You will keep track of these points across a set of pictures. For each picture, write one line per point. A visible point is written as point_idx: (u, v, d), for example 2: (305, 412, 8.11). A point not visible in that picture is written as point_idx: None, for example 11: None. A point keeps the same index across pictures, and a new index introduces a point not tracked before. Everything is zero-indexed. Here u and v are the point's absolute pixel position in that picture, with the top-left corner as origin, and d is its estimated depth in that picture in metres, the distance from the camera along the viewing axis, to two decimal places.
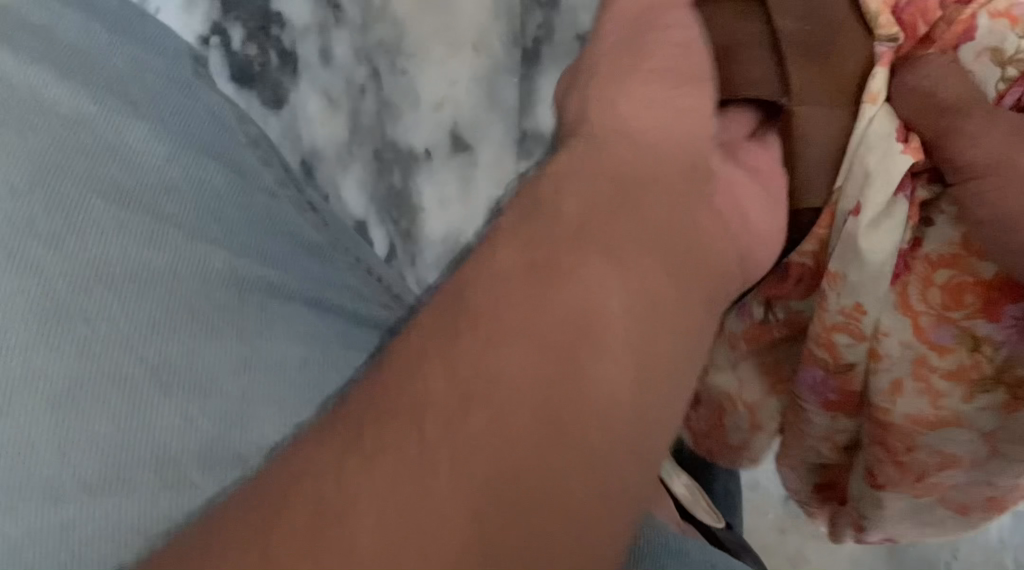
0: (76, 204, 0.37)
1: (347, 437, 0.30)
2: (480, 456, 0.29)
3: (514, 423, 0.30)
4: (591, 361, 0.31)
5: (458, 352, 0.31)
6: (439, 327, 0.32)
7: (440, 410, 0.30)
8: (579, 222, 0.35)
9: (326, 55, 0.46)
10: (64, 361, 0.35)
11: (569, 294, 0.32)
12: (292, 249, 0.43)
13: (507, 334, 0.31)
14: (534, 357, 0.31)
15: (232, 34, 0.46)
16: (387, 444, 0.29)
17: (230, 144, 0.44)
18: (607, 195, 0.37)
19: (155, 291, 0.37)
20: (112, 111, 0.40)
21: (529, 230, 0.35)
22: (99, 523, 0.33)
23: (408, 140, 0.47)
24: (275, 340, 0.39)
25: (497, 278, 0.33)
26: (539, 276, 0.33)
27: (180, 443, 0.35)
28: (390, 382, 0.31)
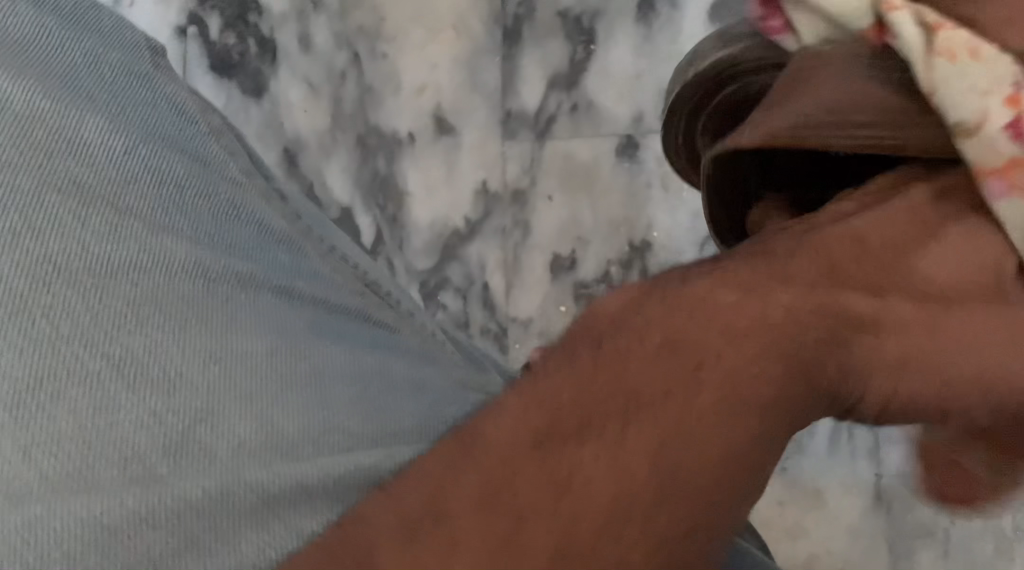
0: (31, 198, 0.37)
1: (483, 494, 0.32)
2: (624, 526, 0.31)
3: (632, 510, 0.32)
4: (721, 434, 0.34)
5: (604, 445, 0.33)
6: (588, 379, 0.34)
7: (597, 467, 0.32)
8: (679, 327, 0.36)
9: (305, 41, 0.65)
10: (25, 361, 0.34)
11: (700, 405, 0.34)
12: (260, 239, 0.42)
13: (662, 428, 0.33)
14: (664, 465, 0.33)
15: (210, 24, 0.64)
16: (539, 523, 0.31)
17: (192, 134, 0.43)
18: (747, 400, 0.34)
19: (118, 285, 0.36)
20: (68, 102, 0.39)
21: (673, 342, 0.35)
22: (66, 522, 0.32)
23: (394, 126, 0.65)
24: (244, 329, 0.38)
25: (642, 461, 0.33)
26: (684, 372, 0.35)
27: (145, 439, 0.34)
28: (523, 488, 0.32)
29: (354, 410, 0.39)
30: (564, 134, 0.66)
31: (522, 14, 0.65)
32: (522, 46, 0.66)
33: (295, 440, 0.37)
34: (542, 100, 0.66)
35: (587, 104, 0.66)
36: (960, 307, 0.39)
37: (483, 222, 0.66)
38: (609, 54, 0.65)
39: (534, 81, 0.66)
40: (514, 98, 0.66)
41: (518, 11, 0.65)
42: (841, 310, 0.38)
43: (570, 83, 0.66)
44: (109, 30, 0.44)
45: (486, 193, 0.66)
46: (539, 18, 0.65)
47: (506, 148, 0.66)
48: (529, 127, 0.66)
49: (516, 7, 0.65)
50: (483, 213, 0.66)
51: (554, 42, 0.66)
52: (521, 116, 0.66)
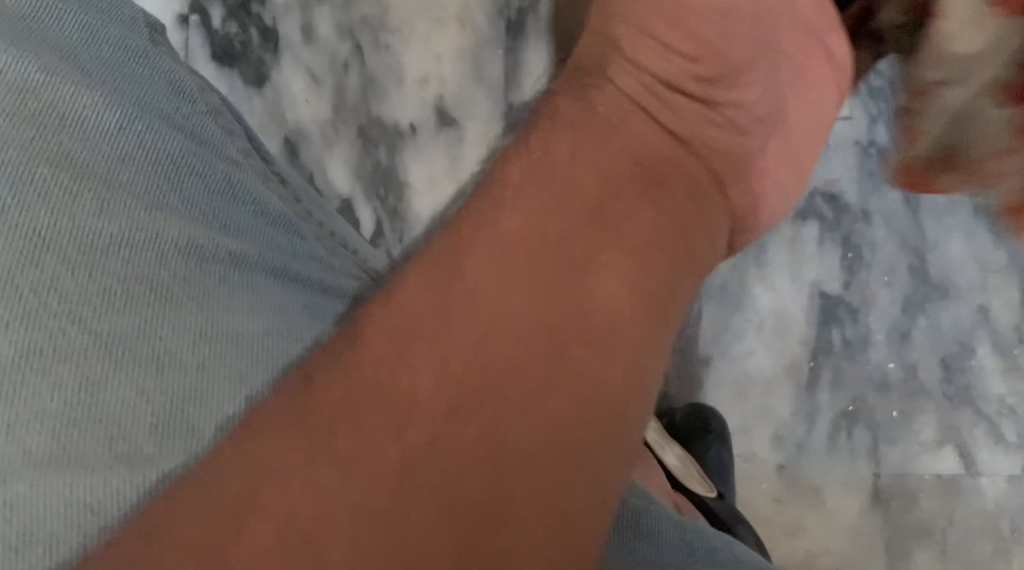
0: (22, 171, 0.36)
1: (293, 446, 0.31)
2: (430, 458, 0.30)
3: (443, 503, 0.30)
4: (573, 353, 0.32)
5: (394, 369, 0.32)
6: (449, 314, 0.33)
7: (420, 456, 0.30)
8: (525, 231, 0.34)
9: (308, 30, 0.54)
10: (12, 337, 0.33)
11: (570, 380, 0.32)
12: (256, 220, 0.42)
13: (509, 364, 0.32)
14: (483, 382, 0.31)
15: (213, 11, 0.54)
16: (351, 439, 0.31)
17: (189, 112, 0.42)
18: (521, 303, 0.33)
19: (110, 262, 0.36)
20: (62, 74, 0.39)
21: (511, 298, 0.33)
22: (50, 500, 0.32)
23: (395, 117, 0.57)
24: (237, 310, 0.37)
25: (441, 378, 0.31)
26: (460, 302, 0.33)
27: (132, 418, 0.34)
28: (320, 418, 0.31)
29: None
30: None
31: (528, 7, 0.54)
32: (528, 39, 0.55)
33: None
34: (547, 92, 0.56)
35: None
36: (617, 200, 0.36)
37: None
38: None
39: (536, 73, 0.56)
40: (517, 92, 0.56)
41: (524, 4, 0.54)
42: (661, 242, 0.36)
43: None
44: (109, 6, 0.42)
45: None
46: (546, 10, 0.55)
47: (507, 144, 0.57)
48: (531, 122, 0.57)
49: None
50: None
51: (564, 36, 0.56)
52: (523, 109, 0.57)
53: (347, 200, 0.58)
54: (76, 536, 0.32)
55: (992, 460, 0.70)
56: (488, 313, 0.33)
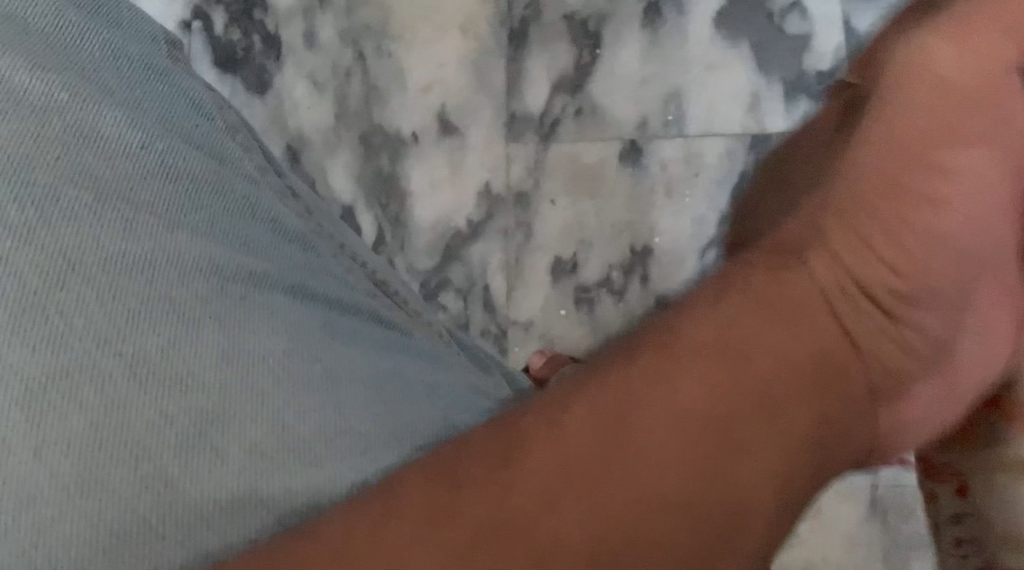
0: (47, 194, 0.36)
1: (506, 454, 0.32)
2: (515, 539, 0.29)
3: (607, 558, 0.29)
4: (749, 465, 0.32)
5: (663, 424, 0.32)
6: (606, 424, 0.32)
7: (579, 501, 0.30)
8: (650, 392, 0.33)
9: (310, 38, 0.57)
10: (40, 358, 0.34)
11: (736, 473, 0.32)
12: (275, 238, 0.42)
13: (649, 452, 0.32)
14: (635, 472, 0.31)
15: (215, 18, 0.55)
16: (615, 492, 0.31)
17: (208, 130, 0.42)
18: (678, 394, 0.33)
19: (133, 282, 0.36)
20: (85, 94, 0.39)
21: (672, 366, 0.33)
22: (74, 524, 0.32)
23: (396, 126, 0.57)
24: (258, 328, 0.38)
25: (566, 444, 0.31)
26: (614, 416, 0.32)
27: (157, 440, 0.34)
28: (468, 481, 0.31)
29: (365, 418, 0.38)
30: (568, 139, 0.57)
31: (529, 16, 0.57)
32: (528, 47, 0.57)
33: (308, 444, 0.36)
34: (546, 103, 0.57)
35: (593, 109, 0.57)
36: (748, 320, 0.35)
37: (484, 224, 0.57)
38: (618, 54, 0.57)
39: (538, 83, 0.57)
40: (518, 100, 0.57)
41: (524, 13, 0.57)
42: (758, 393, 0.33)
43: (576, 86, 0.57)
44: (129, 23, 0.43)
45: (488, 195, 0.57)
46: (546, 19, 0.57)
47: (507, 150, 0.58)
48: (532, 130, 0.57)
49: (523, 9, 0.57)
50: (485, 214, 0.57)
51: (562, 45, 0.57)
52: (525, 118, 0.57)
53: (348, 207, 0.57)
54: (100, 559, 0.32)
55: None
56: (647, 371, 0.33)
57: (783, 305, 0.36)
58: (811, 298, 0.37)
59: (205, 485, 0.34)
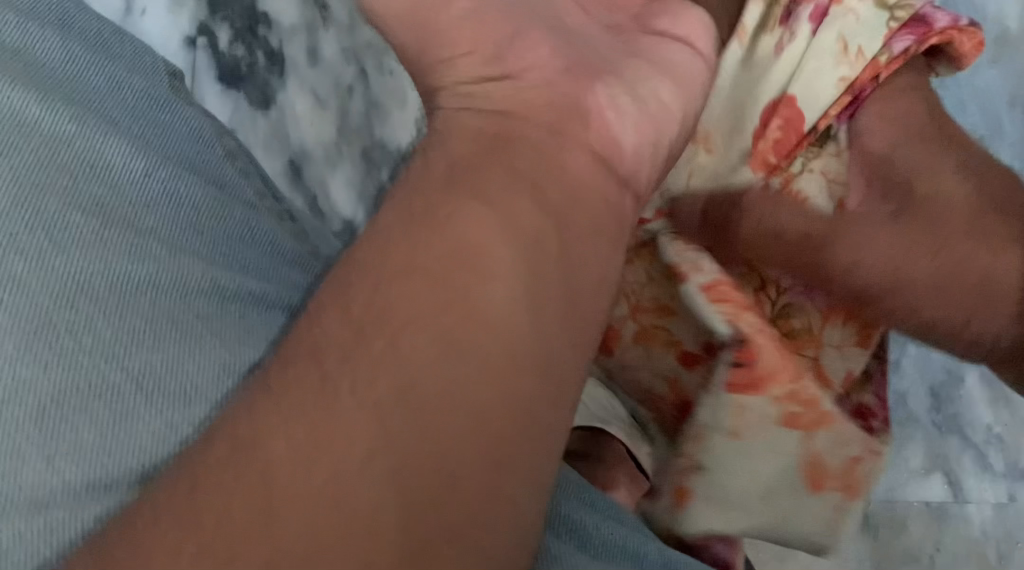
0: (56, 221, 0.38)
1: (252, 428, 0.34)
2: (346, 477, 0.33)
3: (388, 498, 0.33)
4: (442, 385, 0.35)
5: (362, 376, 0.35)
6: (360, 358, 0.35)
7: (352, 464, 0.33)
8: (441, 296, 0.36)
9: (313, 54, 0.57)
10: (50, 375, 0.35)
11: (445, 392, 0.35)
12: (272, 259, 0.44)
13: (411, 373, 0.35)
14: (451, 404, 0.35)
15: (219, 35, 0.53)
16: (289, 431, 0.34)
17: (208, 156, 0.45)
18: (430, 310, 0.36)
19: (138, 303, 0.38)
20: (92, 126, 0.41)
21: (404, 317, 0.36)
22: (86, 523, 0.35)
23: (395, 141, 0.60)
24: (256, 344, 0.40)
25: (365, 372, 0.35)
26: (441, 349, 0.35)
27: (161, 450, 0.36)
28: (265, 457, 0.33)
29: None
30: None
31: None
32: None
33: None
34: None
35: None
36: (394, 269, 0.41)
37: None
38: None
39: None
40: None
41: None
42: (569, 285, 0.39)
43: None
44: (131, 56, 0.46)
45: None
46: None
47: None
48: None
49: None
50: None
51: None
52: None
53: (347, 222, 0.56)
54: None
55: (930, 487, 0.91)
56: (334, 345, 0.35)
57: (422, 250, 0.37)
58: (512, 200, 0.39)
59: None
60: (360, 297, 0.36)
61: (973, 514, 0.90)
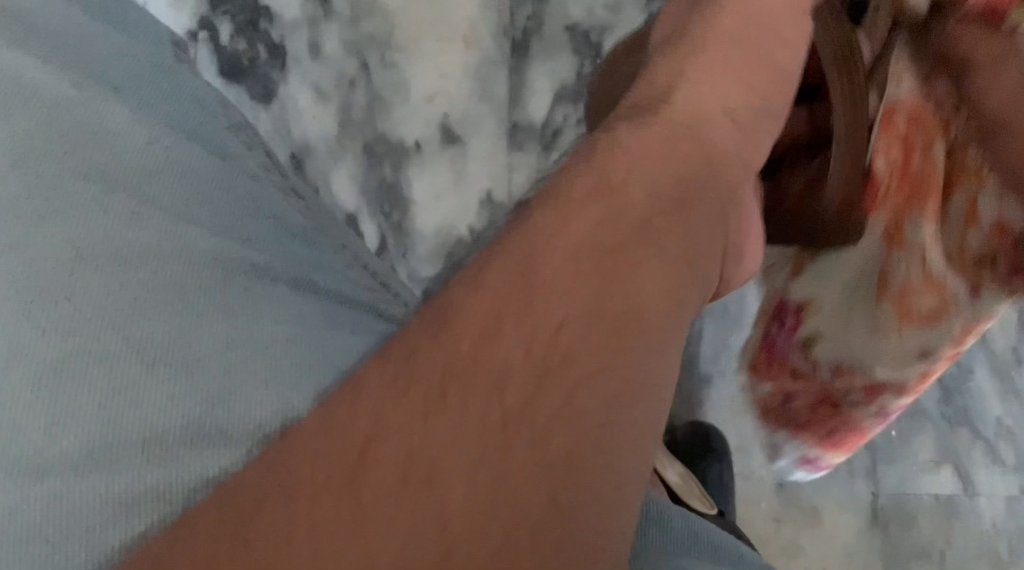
0: (56, 185, 0.37)
1: (344, 450, 0.28)
2: (406, 542, 0.27)
3: (489, 514, 0.27)
4: (551, 441, 0.28)
5: (450, 417, 0.28)
6: (455, 402, 0.28)
7: (465, 468, 0.28)
8: (555, 334, 0.29)
9: (315, 47, 0.46)
10: (49, 341, 0.34)
11: (572, 411, 0.28)
12: (278, 233, 0.43)
13: (501, 429, 0.28)
14: (543, 465, 0.28)
15: (221, 28, 0.46)
16: (373, 473, 0.27)
17: (212, 128, 0.44)
18: (568, 340, 0.29)
19: (138, 271, 0.37)
20: (91, 91, 0.40)
21: (548, 299, 0.30)
22: (84, 497, 0.33)
23: (400, 132, 0.47)
24: (261, 318, 0.39)
25: (463, 413, 0.28)
26: (559, 391, 0.29)
27: (164, 421, 0.35)
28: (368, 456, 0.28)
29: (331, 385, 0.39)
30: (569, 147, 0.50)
31: None
32: None
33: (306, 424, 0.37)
34: None
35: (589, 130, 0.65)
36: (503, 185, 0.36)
37: None
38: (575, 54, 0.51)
39: (540, 89, 0.50)
40: (521, 107, 0.49)
41: None
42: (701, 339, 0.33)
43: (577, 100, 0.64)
44: (135, 26, 0.45)
45: None
46: None
47: None
48: None
49: None
50: None
51: (565, 53, 0.50)
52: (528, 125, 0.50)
53: (350, 216, 0.47)
54: (110, 531, 0.33)
55: (941, 480, 0.89)
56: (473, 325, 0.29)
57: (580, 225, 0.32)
58: (651, 210, 0.33)
59: (210, 461, 0.35)
60: (469, 317, 0.30)
61: (985, 508, 0.88)
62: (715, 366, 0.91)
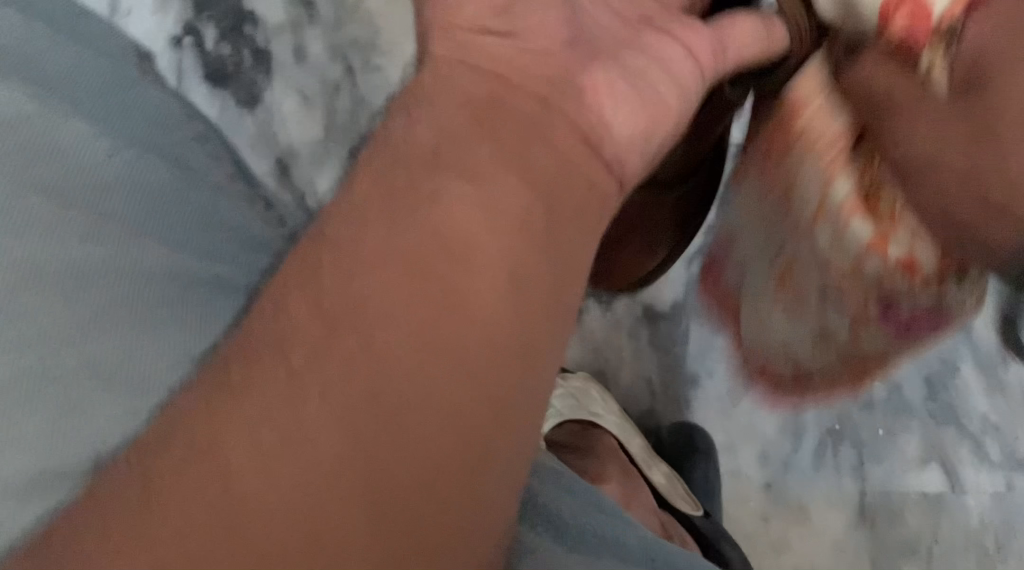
0: (10, 200, 0.37)
1: (221, 397, 0.31)
2: (280, 479, 0.30)
3: (348, 488, 0.30)
4: (422, 364, 0.31)
5: (321, 350, 0.31)
6: (324, 328, 0.31)
7: (329, 400, 0.30)
8: (423, 264, 0.32)
9: (299, 52, 0.50)
10: (1, 359, 0.34)
11: (445, 334, 0.32)
12: (241, 245, 0.43)
13: (372, 356, 0.31)
14: (410, 388, 0.31)
15: (205, 33, 0.47)
16: (244, 418, 0.31)
17: (177, 140, 0.44)
18: (440, 271, 0.32)
19: (94, 287, 0.36)
20: (46, 106, 0.40)
21: (404, 276, 0.32)
22: (35, 513, 0.34)
23: (380, 135, 0.51)
24: (220, 333, 0.39)
25: (336, 342, 0.31)
26: (426, 315, 0.32)
27: (119, 437, 0.35)
28: (221, 460, 0.30)
29: None
30: None
31: None
32: None
33: None
34: None
35: None
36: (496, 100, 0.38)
37: None
38: None
39: None
40: None
41: None
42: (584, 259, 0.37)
43: None
44: (101, 40, 0.45)
45: None
46: None
47: None
48: None
49: None
50: None
51: None
52: None
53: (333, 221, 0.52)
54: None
55: (929, 477, 0.88)
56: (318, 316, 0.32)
57: (426, 205, 0.34)
58: (536, 151, 0.37)
59: None
60: (347, 258, 0.33)
61: (972, 505, 0.88)
62: (702, 365, 0.90)
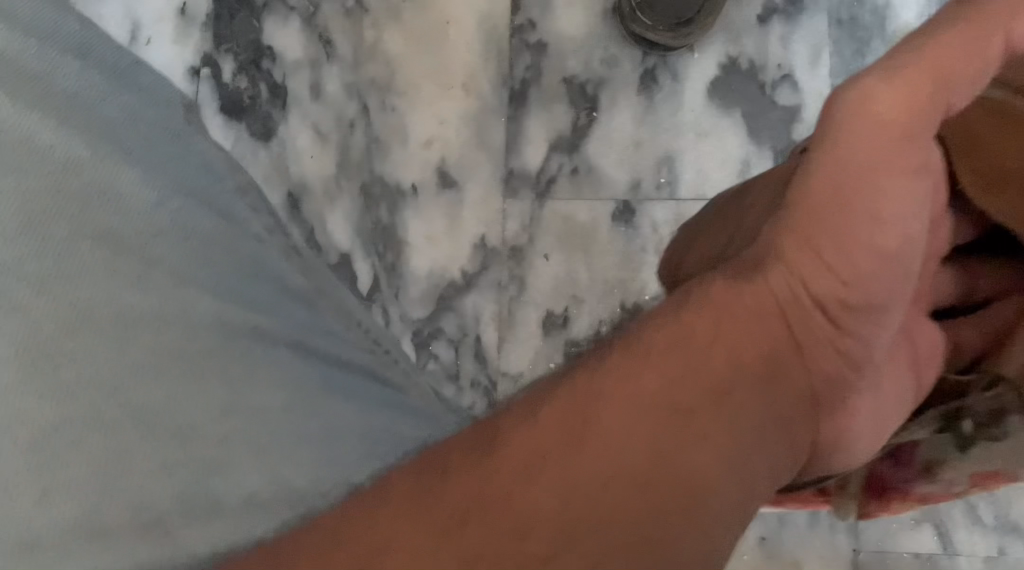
0: (64, 249, 0.38)
1: (521, 524, 0.34)
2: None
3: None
4: (689, 452, 0.38)
5: (571, 464, 0.36)
6: (571, 438, 0.37)
7: (597, 525, 0.35)
8: (588, 409, 0.38)
9: (316, 90, 0.71)
10: (49, 407, 0.35)
11: (665, 458, 0.37)
12: (279, 294, 0.45)
13: (631, 489, 0.36)
14: (637, 494, 0.36)
15: (223, 67, 0.62)
16: (567, 553, 0.34)
17: (220, 191, 0.46)
18: (607, 453, 0.37)
19: (142, 335, 0.38)
20: (104, 153, 0.41)
21: (682, 449, 0.38)
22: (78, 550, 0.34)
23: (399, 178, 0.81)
24: (261, 385, 0.41)
25: (550, 459, 0.36)
26: (668, 419, 0.38)
27: (157, 488, 0.36)
28: (506, 511, 0.35)
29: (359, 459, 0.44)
30: (562, 189, 0.88)
31: (528, 79, 0.88)
32: (529, 108, 0.88)
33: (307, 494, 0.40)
34: (544, 162, 0.88)
35: (585, 167, 0.88)
36: (707, 346, 0.41)
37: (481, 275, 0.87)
38: (611, 120, 0.88)
39: (538, 144, 0.88)
40: (518, 159, 0.88)
41: (524, 77, 0.88)
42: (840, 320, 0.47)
43: (570, 148, 0.88)
44: (148, 86, 0.48)
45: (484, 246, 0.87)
46: (544, 83, 0.88)
47: (506, 207, 0.88)
48: (530, 188, 0.88)
49: (524, 73, 0.88)
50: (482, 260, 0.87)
51: (559, 108, 0.88)
52: (524, 175, 0.88)
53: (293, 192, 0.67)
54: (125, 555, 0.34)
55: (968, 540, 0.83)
56: (634, 408, 0.38)
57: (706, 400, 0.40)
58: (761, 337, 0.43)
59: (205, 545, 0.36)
60: (519, 450, 0.37)
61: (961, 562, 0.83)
62: None
